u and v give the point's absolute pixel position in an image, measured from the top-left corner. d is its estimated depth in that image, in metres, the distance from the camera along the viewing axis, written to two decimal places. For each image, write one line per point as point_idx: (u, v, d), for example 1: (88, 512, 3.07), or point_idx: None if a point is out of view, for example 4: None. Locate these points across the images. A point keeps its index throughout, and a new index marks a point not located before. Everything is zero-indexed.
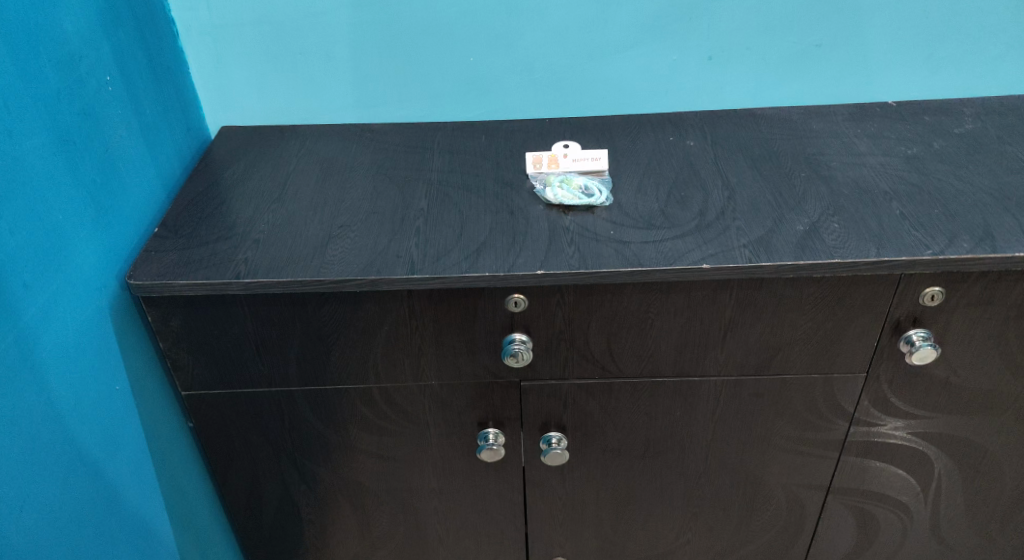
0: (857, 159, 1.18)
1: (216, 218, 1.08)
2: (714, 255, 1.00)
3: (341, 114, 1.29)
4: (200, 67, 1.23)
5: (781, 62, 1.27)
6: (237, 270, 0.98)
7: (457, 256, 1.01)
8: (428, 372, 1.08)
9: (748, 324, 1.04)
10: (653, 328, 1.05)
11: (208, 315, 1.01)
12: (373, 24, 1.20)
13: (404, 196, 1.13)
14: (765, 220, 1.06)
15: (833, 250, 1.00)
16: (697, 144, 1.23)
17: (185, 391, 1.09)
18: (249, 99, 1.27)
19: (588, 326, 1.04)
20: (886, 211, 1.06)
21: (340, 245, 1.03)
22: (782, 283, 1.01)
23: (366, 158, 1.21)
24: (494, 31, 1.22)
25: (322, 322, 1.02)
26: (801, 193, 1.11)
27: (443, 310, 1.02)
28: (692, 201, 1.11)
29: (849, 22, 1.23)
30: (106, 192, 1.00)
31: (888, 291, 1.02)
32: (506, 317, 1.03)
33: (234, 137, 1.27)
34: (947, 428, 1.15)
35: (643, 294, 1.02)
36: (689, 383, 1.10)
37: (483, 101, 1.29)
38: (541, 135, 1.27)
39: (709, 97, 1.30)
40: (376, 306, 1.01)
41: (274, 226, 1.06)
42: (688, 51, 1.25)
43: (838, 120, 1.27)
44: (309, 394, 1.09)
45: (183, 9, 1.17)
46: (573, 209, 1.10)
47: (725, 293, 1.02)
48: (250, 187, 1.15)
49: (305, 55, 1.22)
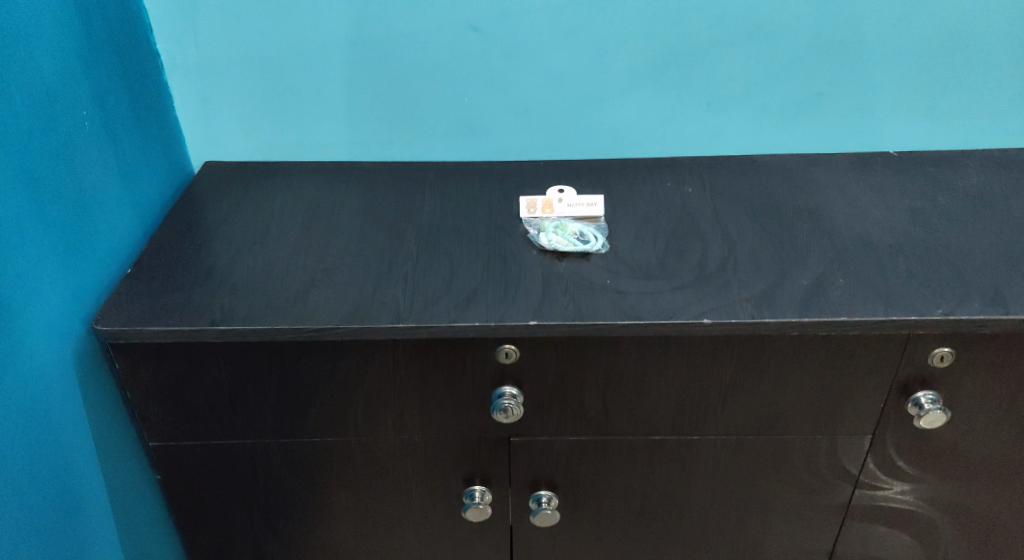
0: (861, 212, 1.14)
1: (194, 259, 1.03)
2: (715, 310, 0.96)
3: (331, 153, 1.25)
4: (185, 101, 1.19)
5: (781, 110, 1.24)
6: (212, 317, 0.93)
7: (446, 304, 0.96)
8: (412, 426, 1.02)
9: (750, 383, 1.00)
10: (651, 386, 1.00)
11: (179, 364, 0.95)
12: (365, 63, 1.17)
13: (392, 240, 1.08)
14: (767, 273, 1.02)
15: (839, 308, 0.96)
16: (695, 192, 1.20)
17: (152, 444, 1.03)
18: (234, 135, 1.22)
19: (581, 381, 0.99)
20: (892, 267, 1.03)
21: (323, 291, 0.98)
22: (786, 341, 0.96)
23: (355, 199, 1.17)
24: (488, 71, 1.19)
25: (301, 372, 0.96)
26: (804, 246, 1.08)
27: (429, 362, 0.96)
28: (690, 251, 1.07)
29: (850, 73, 1.21)
30: (76, 233, 0.95)
31: (896, 351, 0.97)
32: (496, 369, 0.98)
33: (218, 174, 1.23)
34: (955, 495, 1.10)
35: (640, 349, 0.97)
36: (686, 442, 1.05)
37: (476, 143, 1.25)
38: (536, 179, 1.23)
39: (707, 144, 1.27)
40: (359, 357, 0.95)
41: (255, 269, 1.02)
42: (687, 96, 1.22)
43: (838, 171, 1.24)
44: (285, 448, 1.03)
45: (169, 43, 1.14)
46: (568, 257, 1.05)
47: (726, 351, 0.97)
48: (231, 228, 1.10)
49: (294, 92, 1.19)
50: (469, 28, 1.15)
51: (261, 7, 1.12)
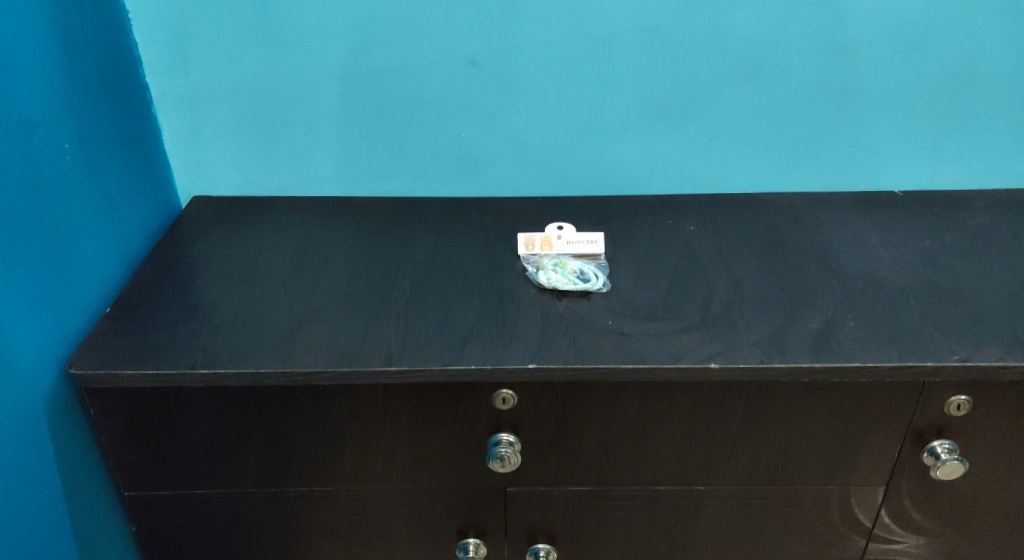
0: (869, 251, 1.11)
1: (178, 297, 0.99)
2: (722, 354, 0.91)
3: (323, 188, 1.21)
4: (174, 135, 1.15)
5: (783, 147, 1.21)
6: (193, 359, 0.88)
7: (440, 346, 0.91)
8: (403, 475, 0.97)
9: (759, 431, 0.95)
10: (654, 433, 0.95)
11: (158, 408, 0.90)
12: (360, 97, 1.14)
13: (386, 277, 1.04)
14: (775, 315, 0.98)
15: (851, 352, 0.92)
16: (698, 229, 1.16)
17: (127, 493, 0.97)
18: (224, 169, 1.19)
19: (582, 428, 0.95)
20: (904, 310, 0.99)
21: (311, 332, 0.93)
22: (796, 387, 0.92)
23: (347, 235, 1.13)
24: (486, 106, 1.16)
25: (286, 417, 0.91)
26: (812, 287, 1.04)
27: (422, 407, 0.92)
28: (695, 291, 1.03)
29: (854, 111, 1.18)
30: (52, 270, 0.91)
31: (911, 397, 0.93)
32: (492, 415, 0.93)
33: (206, 209, 1.19)
34: (970, 547, 1.05)
35: (643, 394, 0.92)
36: (692, 493, 1.00)
37: (473, 179, 1.22)
38: (534, 215, 1.19)
39: (709, 182, 1.24)
40: (348, 401, 0.90)
41: (241, 308, 0.97)
42: (688, 133, 1.20)
43: (843, 210, 1.21)
44: (269, 497, 0.98)
45: (159, 76, 1.11)
46: (567, 295, 1.01)
47: (734, 396, 0.93)
48: (217, 265, 1.06)
49: (286, 125, 1.15)
50: (466, 62, 1.12)
51: (253, 40, 1.09)
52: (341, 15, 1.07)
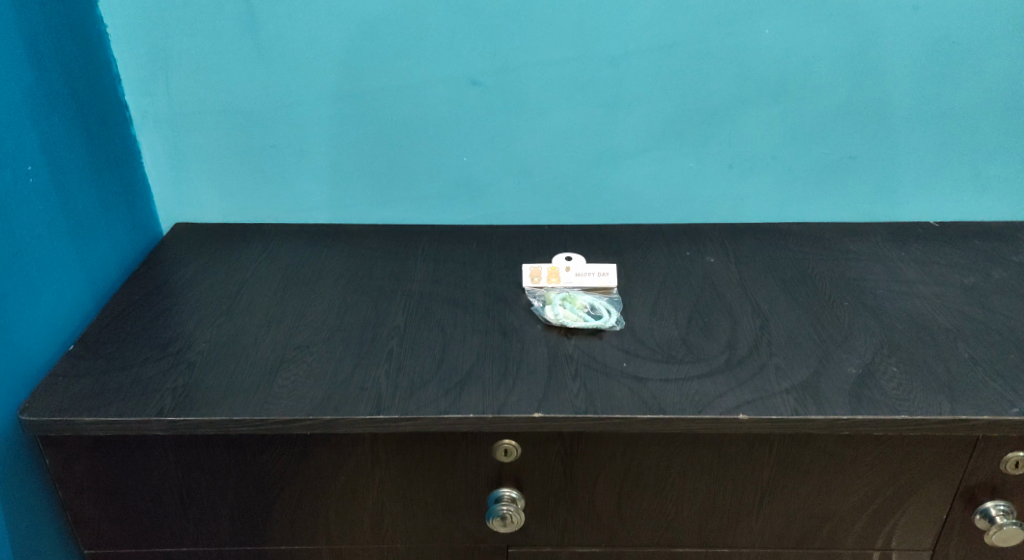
0: (908, 287, 1.01)
1: (148, 333, 0.90)
2: (752, 403, 0.82)
3: (314, 214, 1.13)
4: (154, 157, 1.07)
5: (809, 174, 1.12)
6: (160, 405, 0.79)
7: (435, 390, 0.82)
8: (394, 532, 0.87)
9: (790, 487, 0.86)
10: (674, 489, 0.85)
11: (120, 457, 0.80)
12: (354, 117, 1.05)
13: (378, 311, 0.95)
14: (808, 359, 0.88)
15: (896, 404, 0.82)
16: (719, 261, 1.07)
17: (87, 551, 0.87)
18: (208, 194, 1.10)
19: (593, 483, 0.85)
20: (952, 354, 0.89)
21: (294, 372, 0.84)
22: (833, 439, 0.83)
23: (338, 264, 1.05)
24: (490, 128, 1.07)
25: (264, 469, 0.82)
26: (846, 326, 0.94)
27: (415, 459, 0.82)
28: (717, 330, 0.94)
29: (886, 136, 1.10)
30: (7, 304, 0.82)
31: (963, 453, 0.84)
32: (492, 468, 0.84)
33: (188, 236, 1.10)
34: None
35: (663, 446, 0.83)
36: (715, 555, 0.90)
37: (475, 206, 1.13)
38: (541, 244, 1.10)
39: (728, 210, 1.15)
40: (333, 451, 0.81)
41: (218, 345, 0.88)
42: (707, 158, 1.11)
43: (877, 242, 1.12)
44: (245, 555, 0.88)
45: (138, 94, 1.03)
46: (577, 332, 0.92)
47: (763, 449, 0.83)
48: (195, 296, 0.97)
49: (275, 147, 1.07)
50: (468, 81, 1.04)
51: (239, 56, 1.01)
52: (334, 29, 1.00)
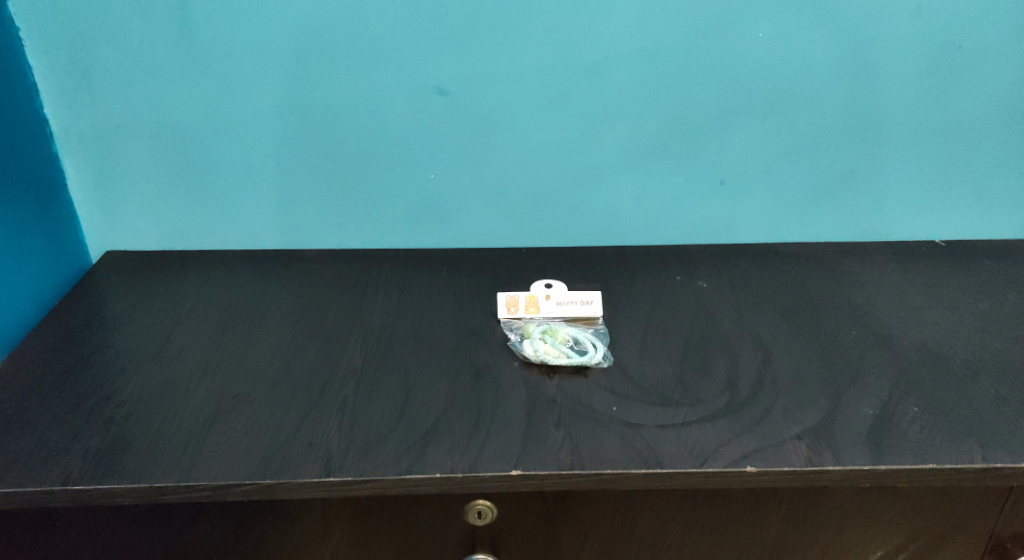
0: (919, 314, 0.92)
1: (64, 382, 0.78)
2: (760, 452, 0.71)
3: (262, 239, 1.02)
4: (78, 177, 0.96)
5: (805, 191, 1.03)
6: (68, 472, 0.67)
7: (396, 444, 0.71)
8: None
9: (802, 545, 0.75)
10: (671, 550, 0.75)
11: (25, 531, 0.69)
12: (305, 133, 0.95)
13: (333, 350, 0.84)
14: (817, 398, 0.79)
15: (920, 451, 0.72)
16: (712, 287, 0.98)
17: None
18: (142, 218, 0.99)
19: (580, 546, 0.74)
20: (976, 390, 0.80)
21: (231, 426, 0.73)
22: (850, 492, 0.73)
23: (290, 296, 0.93)
24: (458, 143, 0.97)
25: (197, 539, 0.70)
26: (856, 359, 0.85)
27: (373, 525, 0.71)
28: (715, 366, 0.83)
29: (889, 150, 1.01)
30: None
31: (994, 505, 0.74)
32: (463, 532, 0.72)
33: (121, 266, 0.99)
34: None
35: (658, 503, 0.72)
36: None
37: (442, 228, 1.03)
38: (517, 270, 1.00)
39: (719, 230, 1.06)
40: (277, 518, 0.70)
41: (144, 395, 0.76)
42: (696, 175, 1.01)
43: (881, 263, 1.03)
44: None
45: (59, 107, 0.91)
46: (559, 371, 0.82)
47: (771, 504, 0.73)
48: (123, 336, 0.85)
49: (216, 166, 0.96)
50: (432, 91, 0.94)
51: (174, 64, 0.90)
52: (280, 34, 0.89)
